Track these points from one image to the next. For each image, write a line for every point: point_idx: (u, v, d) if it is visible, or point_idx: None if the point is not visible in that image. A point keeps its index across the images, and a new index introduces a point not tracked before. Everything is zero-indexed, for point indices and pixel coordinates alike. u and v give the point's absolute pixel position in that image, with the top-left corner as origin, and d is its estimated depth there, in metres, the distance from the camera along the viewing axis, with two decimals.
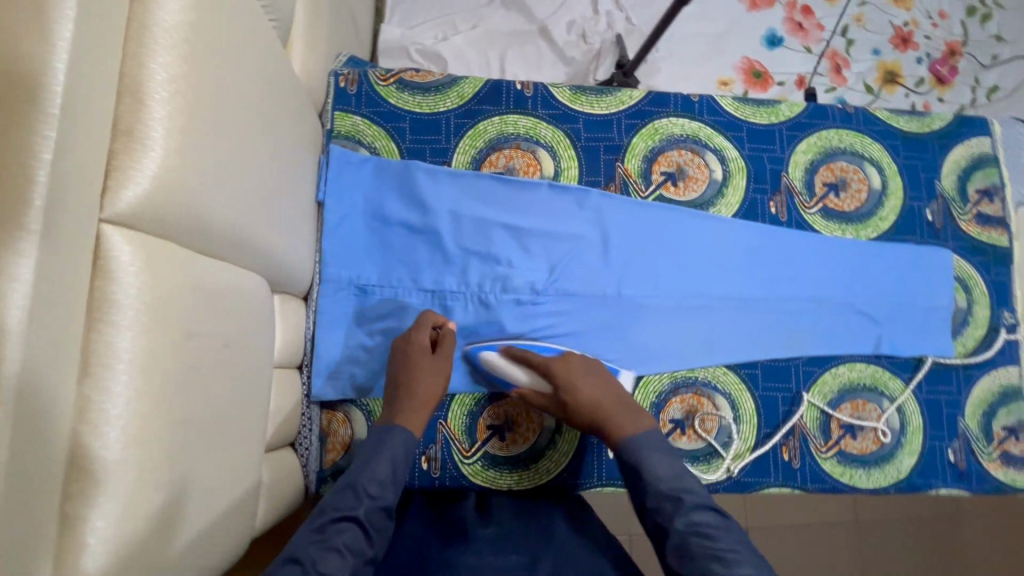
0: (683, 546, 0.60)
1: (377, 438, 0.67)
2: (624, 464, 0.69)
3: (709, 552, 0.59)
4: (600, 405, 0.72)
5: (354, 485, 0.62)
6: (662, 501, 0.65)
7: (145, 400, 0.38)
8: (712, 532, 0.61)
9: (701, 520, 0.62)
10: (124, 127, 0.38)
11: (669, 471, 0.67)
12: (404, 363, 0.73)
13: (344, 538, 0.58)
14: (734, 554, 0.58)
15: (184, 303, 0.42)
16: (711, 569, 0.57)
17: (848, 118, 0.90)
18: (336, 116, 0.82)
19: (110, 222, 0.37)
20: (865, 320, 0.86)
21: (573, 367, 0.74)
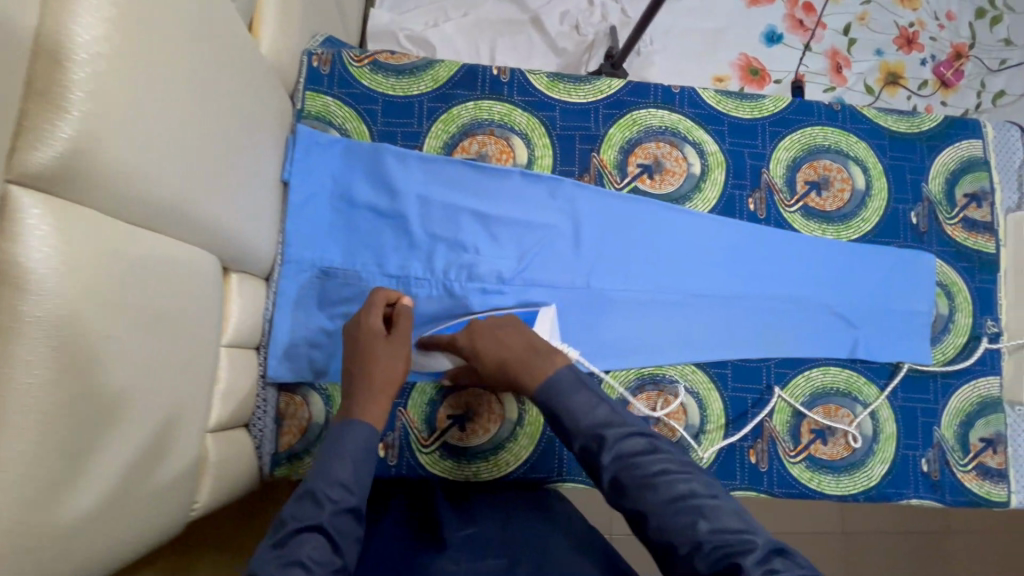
0: (616, 479, 0.56)
1: (335, 438, 0.59)
2: (541, 408, 0.62)
3: (645, 483, 0.55)
4: (504, 358, 0.65)
5: (313, 493, 0.54)
6: (588, 440, 0.58)
7: (53, 366, 0.37)
8: (644, 460, 0.56)
9: (629, 449, 0.57)
10: (39, 88, 0.37)
11: (586, 402, 0.60)
12: (358, 353, 0.67)
13: (307, 549, 0.50)
14: (666, 475, 0.55)
15: (105, 270, 0.42)
16: (650, 499, 0.54)
17: (834, 115, 0.88)
18: (307, 96, 0.81)
19: (20, 184, 0.37)
20: (841, 323, 0.83)
21: (471, 329, 0.69)
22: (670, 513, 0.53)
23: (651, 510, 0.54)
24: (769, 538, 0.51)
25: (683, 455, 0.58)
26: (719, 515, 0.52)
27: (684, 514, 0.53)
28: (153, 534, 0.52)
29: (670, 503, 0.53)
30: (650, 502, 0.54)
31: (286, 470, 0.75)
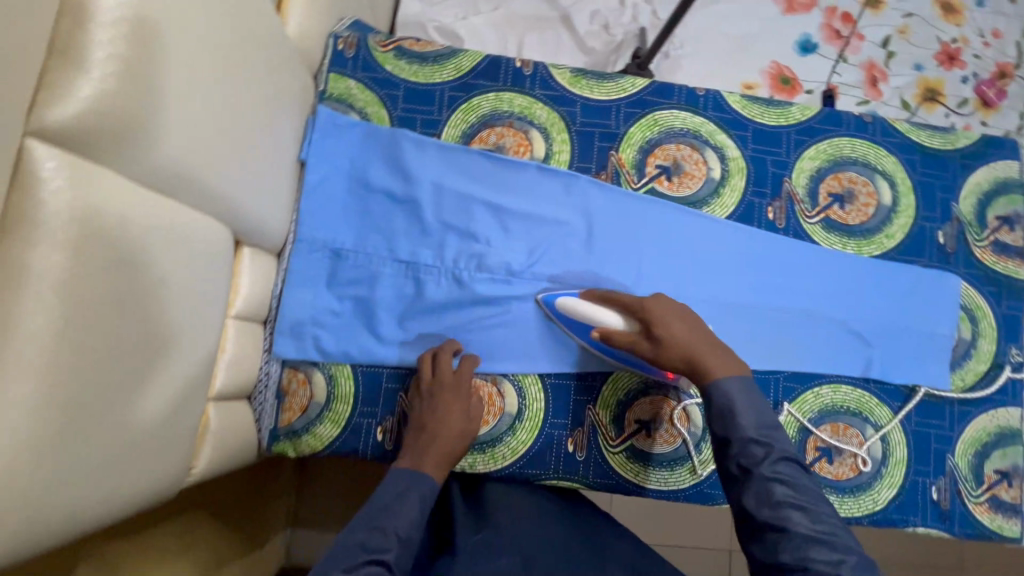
0: (765, 493, 0.54)
1: (408, 479, 0.67)
2: (708, 405, 0.62)
3: (796, 503, 0.53)
4: (690, 345, 0.65)
5: (386, 526, 0.61)
6: (750, 445, 0.57)
7: (57, 320, 0.38)
8: (801, 486, 0.54)
9: (790, 469, 0.55)
10: (60, 45, 0.38)
11: (761, 415, 0.59)
12: (431, 414, 0.72)
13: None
14: (821, 510, 0.53)
15: (114, 232, 0.42)
16: (800, 524, 0.52)
17: (864, 127, 0.85)
18: (330, 78, 0.81)
19: (37, 137, 0.37)
20: (856, 340, 0.81)
21: (668, 308, 0.69)
22: (815, 544, 0.50)
23: (795, 532, 0.51)
24: None
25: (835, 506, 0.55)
26: (870, 571, 0.49)
27: (827, 550, 0.50)
28: (147, 496, 0.53)
29: (818, 535, 0.51)
30: (796, 525, 0.52)
31: (285, 446, 0.76)
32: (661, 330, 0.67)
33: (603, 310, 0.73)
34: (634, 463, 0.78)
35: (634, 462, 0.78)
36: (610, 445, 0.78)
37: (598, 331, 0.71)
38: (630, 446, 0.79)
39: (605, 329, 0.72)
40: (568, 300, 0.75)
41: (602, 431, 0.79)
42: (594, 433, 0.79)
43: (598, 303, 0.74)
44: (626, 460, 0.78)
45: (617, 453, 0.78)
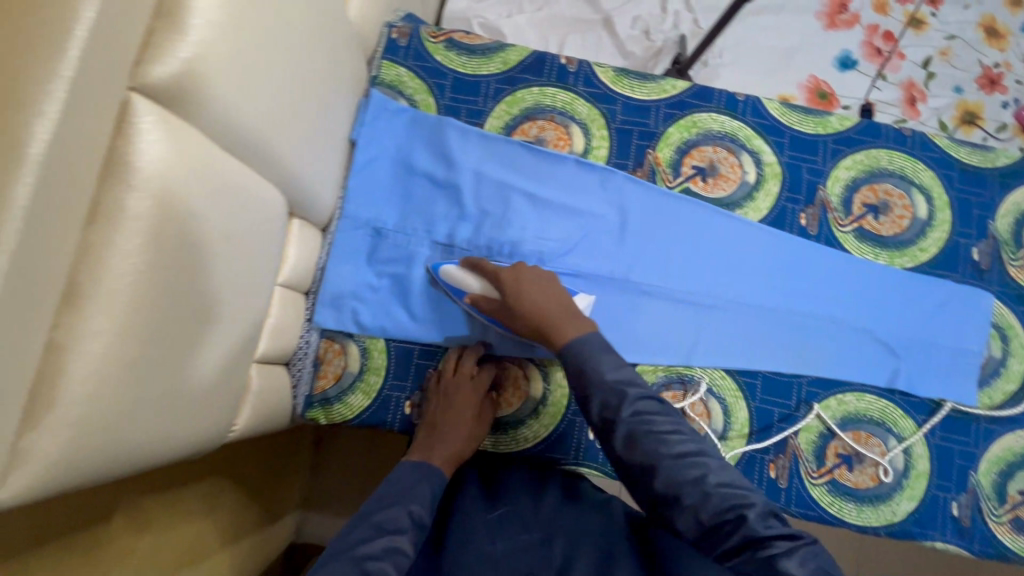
0: (631, 437, 0.59)
1: (418, 467, 0.69)
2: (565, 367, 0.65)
3: (657, 439, 0.58)
4: (544, 311, 0.69)
5: (403, 508, 0.63)
6: (608, 397, 0.61)
7: (142, 259, 0.41)
8: (657, 420, 0.59)
9: (646, 408, 0.60)
10: (167, 9, 0.42)
11: (610, 363, 0.63)
12: (440, 410, 0.75)
13: (395, 558, 0.57)
14: (678, 436, 0.59)
15: (195, 185, 0.45)
16: (663, 455, 0.57)
17: (903, 140, 0.85)
18: (383, 64, 0.85)
19: (138, 92, 0.41)
20: (883, 351, 0.81)
21: (524, 276, 0.73)
22: (680, 467, 0.57)
23: (662, 464, 0.57)
24: (764, 500, 0.56)
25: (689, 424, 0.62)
26: (723, 471, 0.57)
27: (690, 468, 0.57)
28: (197, 442, 0.56)
29: (679, 459, 0.57)
30: (662, 457, 0.57)
31: (318, 413, 0.79)
32: (514, 300, 0.72)
33: (471, 278, 0.77)
34: None
35: None
36: None
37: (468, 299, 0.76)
38: None
39: (472, 295, 0.77)
40: (451, 268, 0.78)
41: None
42: None
43: (469, 270, 0.77)
44: None
45: None
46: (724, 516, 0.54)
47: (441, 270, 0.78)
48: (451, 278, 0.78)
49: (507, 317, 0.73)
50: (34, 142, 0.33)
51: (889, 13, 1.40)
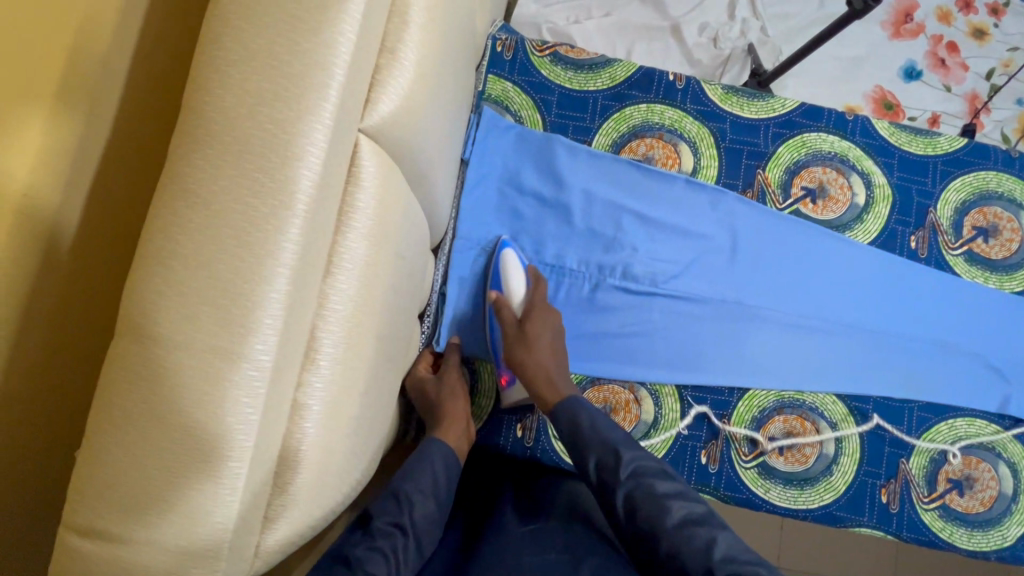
0: (628, 499, 0.54)
1: (416, 454, 0.61)
2: (558, 420, 0.63)
3: (654, 501, 0.53)
4: (547, 365, 0.67)
5: (395, 489, 0.55)
6: (603, 456, 0.57)
7: (363, 309, 0.39)
8: (657, 483, 0.55)
9: (644, 468, 0.56)
10: (388, 45, 0.39)
11: (606, 422, 0.61)
12: (433, 397, 0.69)
13: (391, 542, 0.51)
14: (677, 500, 0.53)
15: (397, 227, 0.43)
16: (661, 521, 0.51)
17: (1011, 162, 0.85)
18: (488, 79, 0.83)
19: (365, 133, 0.38)
20: (992, 375, 0.81)
21: (548, 319, 0.72)
22: (681, 536, 0.50)
23: (661, 530, 0.51)
24: None
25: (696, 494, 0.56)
26: (733, 544, 0.49)
27: (692, 536, 0.50)
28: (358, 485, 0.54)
29: (679, 525, 0.51)
30: (660, 523, 0.51)
31: None
32: (531, 333, 0.69)
33: (517, 290, 0.74)
34: (765, 479, 0.79)
35: (764, 478, 0.79)
36: (742, 460, 0.80)
37: (494, 294, 0.72)
38: (762, 462, 0.79)
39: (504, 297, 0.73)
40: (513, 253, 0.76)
41: (735, 445, 0.80)
42: (728, 447, 0.80)
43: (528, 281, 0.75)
44: (757, 475, 0.79)
45: (749, 468, 0.79)
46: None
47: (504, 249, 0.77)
48: (509, 262, 0.75)
49: (519, 349, 0.69)
50: (300, 196, 0.31)
51: (953, 23, 1.34)
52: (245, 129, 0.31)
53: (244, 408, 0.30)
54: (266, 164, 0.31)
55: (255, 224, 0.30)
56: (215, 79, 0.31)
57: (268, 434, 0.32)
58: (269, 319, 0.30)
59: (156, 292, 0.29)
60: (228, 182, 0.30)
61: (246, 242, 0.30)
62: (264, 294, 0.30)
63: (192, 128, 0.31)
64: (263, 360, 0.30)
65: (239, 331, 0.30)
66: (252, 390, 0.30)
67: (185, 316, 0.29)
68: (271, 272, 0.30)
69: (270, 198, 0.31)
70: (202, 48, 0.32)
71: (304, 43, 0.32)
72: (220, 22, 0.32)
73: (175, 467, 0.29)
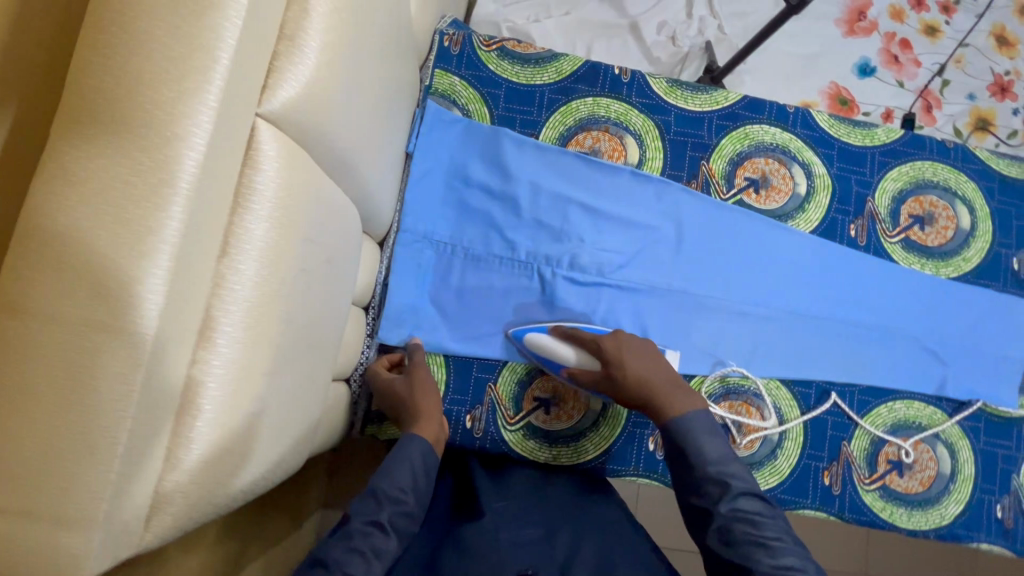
0: (726, 530, 0.58)
1: (396, 449, 0.64)
2: (671, 439, 0.66)
3: (755, 540, 0.56)
4: (648, 381, 0.70)
5: (375, 489, 0.59)
6: (709, 484, 0.62)
7: (265, 288, 0.40)
8: (759, 520, 0.58)
9: (748, 506, 0.59)
10: (287, 33, 0.40)
11: (716, 451, 0.64)
12: (398, 392, 0.71)
13: (370, 542, 0.55)
14: (780, 545, 0.55)
15: (305, 213, 0.44)
16: (757, 558, 0.55)
17: (946, 152, 0.87)
18: (435, 73, 0.84)
19: (265, 118, 0.40)
20: (929, 358, 0.83)
21: (623, 343, 0.73)
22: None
23: (756, 568, 0.54)
24: None
25: (800, 540, 0.58)
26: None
27: None
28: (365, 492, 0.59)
29: (776, 568, 0.54)
30: (757, 559, 0.55)
31: (376, 429, 0.78)
32: (615, 364, 0.71)
33: (563, 347, 0.75)
34: None
35: None
36: None
37: (565, 374, 0.75)
38: None
39: (567, 368, 0.75)
40: (537, 337, 0.76)
41: None
42: None
43: (563, 340, 0.76)
44: None
45: None
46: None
47: (529, 339, 0.76)
48: (543, 345, 0.75)
49: (612, 371, 0.71)
50: (181, 173, 0.32)
51: (905, 21, 1.37)
52: (126, 109, 0.31)
53: (122, 383, 0.30)
54: (145, 142, 0.31)
55: (133, 201, 0.31)
56: (94, 60, 0.32)
57: (155, 409, 0.32)
58: (150, 294, 0.31)
59: (28, 269, 0.30)
60: (106, 160, 0.31)
61: (126, 219, 0.31)
62: (144, 268, 0.31)
63: (72, 111, 0.31)
64: (145, 337, 0.31)
65: (116, 307, 0.30)
66: (132, 365, 0.30)
67: (62, 291, 0.30)
68: (151, 247, 0.31)
69: (149, 176, 0.31)
70: (81, 30, 0.32)
71: (187, 26, 0.33)
72: (99, 6, 0.32)
73: (44, 440, 0.29)
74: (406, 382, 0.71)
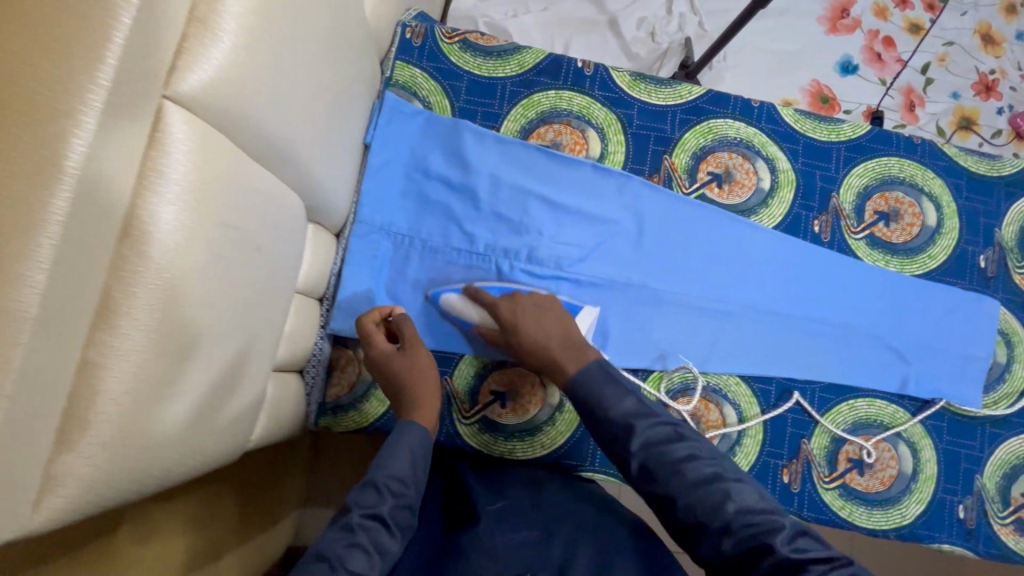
0: (645, 466, 0.60)
1: (392, 437, 0.63)
2: (572, 398, 0.67)
3: (671, 467, 0.59)
4: (543, 343, 0.71)
5: (373, 479, 0.59)
6: (617, 432, 0.63)
7: (174, 272, 0.39)
8: (668, 446, 0.60)
9: (654, 438, 0.61)
10: (199, 14, 0.40)
11: (614, 394, 0.65)
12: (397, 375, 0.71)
13: (370, 536, 0.54)
14: (693, 463, 0.59)
15: (224, 199, 0.44)
16: (677, 483, 0.58)
17: (912, 149, 0.87)
18: (397, 65, 0.84)
19: (172, 100, 0.39)
20: (891, 356, 0.83)
21: (523, 306, 0.74)
22: (700, 493, 0.57)
23: (680, 493, 0.58)
24: (793, 520, 0.55)
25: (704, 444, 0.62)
26: (741, 495, 0.56)
27: (711, 494, 0.57)
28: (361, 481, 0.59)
29: (695, 486, 0.57)
30: (678, 484, 0.58)
31: (330, 421, 0.78)
32: (514, 329, 0.72)
33: (470, 309, 0.77)
34: None
35: None
36: None
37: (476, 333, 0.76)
38: None
39: (478, 327, 0.77)
40: (450, 300, 0.77)
41: None
42: None
43: (470, 300, 0.77)
44: None
45: None
46: (745, 542, 0.53)
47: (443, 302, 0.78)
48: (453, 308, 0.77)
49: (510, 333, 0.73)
50: (67, 152, 0.31)
51: (889, 18, 1.36)
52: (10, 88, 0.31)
53: None
54: (29, 121, 0.31)
55: (13, 180, 0.30)
56: None
57: (41, 390, 0.32)
58: (32, 274, 0.30)
59: None
60: None
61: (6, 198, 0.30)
62: (24, 247, 0.30)
63: None
64: (25, 316, 0.30)
65: None
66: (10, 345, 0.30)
67: None
68: (32, 226, 0.31)
69: (32, 156, 0.31)
70: None
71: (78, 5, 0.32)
72: None
73: None
74: (407, 364, 0.71)
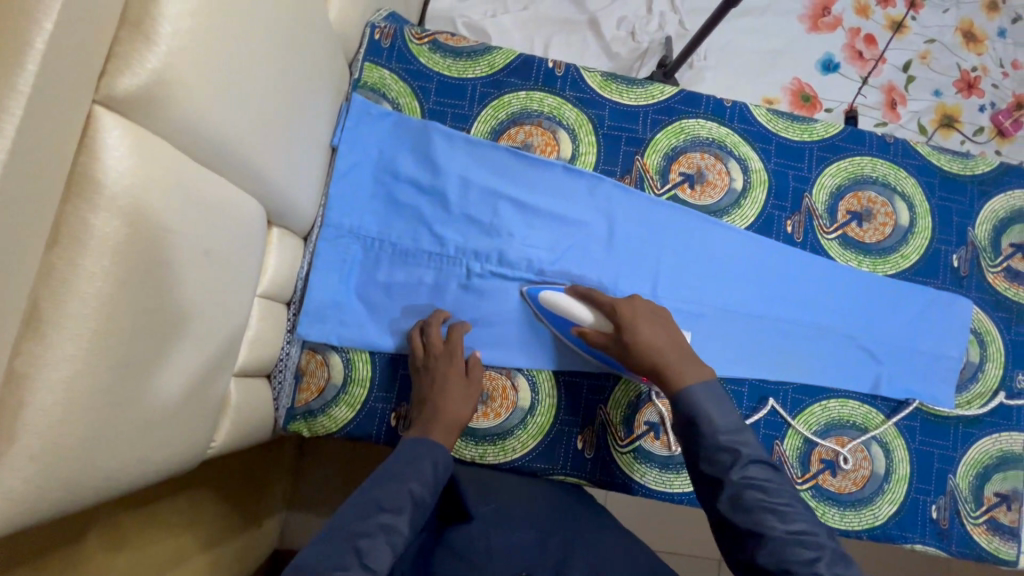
0: (737, 496, 0.56)
1: (415, 445, 0.65)
2: (675, 407, 0.64)
3: (766, 507, 0.55)
4: (658, 348, 0.68)
5: (401, 483, 0.59)
6: (716, 453, 0.59)
7: (110, 280, 0.39)
8: (767, 486, 0.57)
9: (756, 473, 0.57)
10: (132, 18, 0.39)
11: (722, 416, 0.61)
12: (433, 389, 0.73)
13: (390, 535, 0.54)
14: (792, 511, 0.55)
15: (167, 205, 0.43)
16: (770, 525, 0.54)
17: (885, 148, 0.86)
18: (365, 67, 0.83)
19: (103, 104, 0.39)
20: (863, 356, 0.82)
21: (639, 310, 0.72)
22: (791, 544, 0.53)
23: (770, 535, 0.54)
24: None
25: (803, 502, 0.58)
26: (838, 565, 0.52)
27: (803, 549, 0.53)
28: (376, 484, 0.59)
29: (788, 535, 0.53)
30: (770, 526, 0.54)
31: (300, 426, 0.78)
32: (627, 335, 0.70)
33: (579, 309, 0.75)
34: (640, 463, 0.80)
35: (640, 463, 0.80)
36: (618, 444, 0.80)
37: (575, 330, 0.75)
38: (638, 446, 0.80)
39: (580, 327, 0.75)
40: (551, 296, 0.76)
41: (611, 431, 0.80)
42: (604, 433, 0.80)
43: (577, 300, 0.76)
44: (633, 460, 0.80)
45: (625, 452, 0.80)
46: None
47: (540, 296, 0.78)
48: (555, 304, 0.76)
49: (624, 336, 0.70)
50: None
51: (870, 16, 1.36)
52: None
53: None
54: None
55: None
56: None
57: None
58: None
59: None
60: None
61: None
62: None
63: None
64: None
65: None
66: None
67: None
68: None
69: None
70: None
71: None
72: None
73: None
74: (440, 376, 0.73)
